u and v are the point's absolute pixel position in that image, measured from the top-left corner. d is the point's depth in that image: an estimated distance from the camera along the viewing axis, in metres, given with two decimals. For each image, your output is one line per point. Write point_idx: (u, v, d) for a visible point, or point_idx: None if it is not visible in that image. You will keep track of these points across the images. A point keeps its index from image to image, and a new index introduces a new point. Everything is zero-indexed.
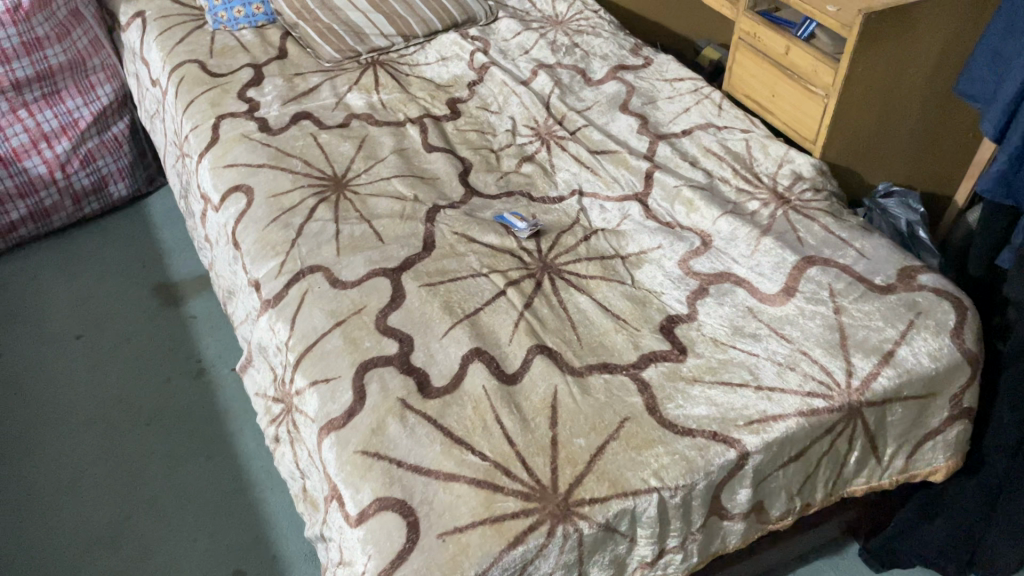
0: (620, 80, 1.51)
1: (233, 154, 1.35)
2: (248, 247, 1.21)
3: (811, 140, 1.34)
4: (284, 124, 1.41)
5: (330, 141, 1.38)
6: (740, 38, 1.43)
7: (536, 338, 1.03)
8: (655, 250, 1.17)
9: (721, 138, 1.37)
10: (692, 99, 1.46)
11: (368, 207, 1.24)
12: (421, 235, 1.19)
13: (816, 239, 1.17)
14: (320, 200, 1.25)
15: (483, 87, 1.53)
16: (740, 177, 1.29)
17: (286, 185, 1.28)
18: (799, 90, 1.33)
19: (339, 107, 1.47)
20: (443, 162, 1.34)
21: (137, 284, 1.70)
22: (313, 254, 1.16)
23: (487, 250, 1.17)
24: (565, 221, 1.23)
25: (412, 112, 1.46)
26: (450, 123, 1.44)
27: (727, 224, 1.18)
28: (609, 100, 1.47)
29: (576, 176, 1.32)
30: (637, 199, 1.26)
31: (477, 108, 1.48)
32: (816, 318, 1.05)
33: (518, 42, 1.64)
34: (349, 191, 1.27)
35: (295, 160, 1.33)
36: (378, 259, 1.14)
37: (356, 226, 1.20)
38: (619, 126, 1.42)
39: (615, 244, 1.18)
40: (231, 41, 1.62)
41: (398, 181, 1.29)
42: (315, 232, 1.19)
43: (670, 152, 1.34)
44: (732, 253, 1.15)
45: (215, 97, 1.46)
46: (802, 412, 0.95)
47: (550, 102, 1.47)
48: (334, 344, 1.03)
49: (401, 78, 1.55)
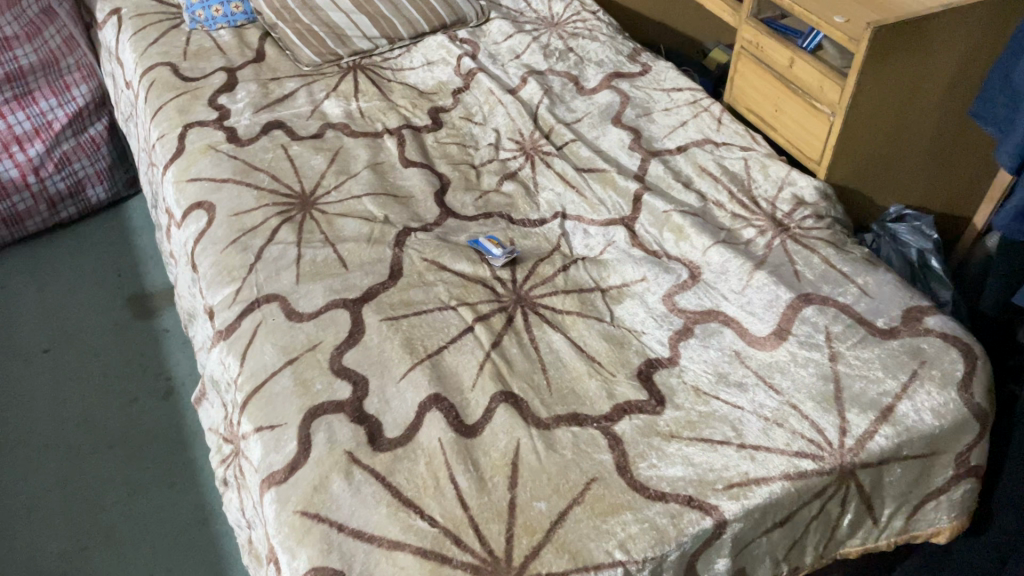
0: (615, 89, 1.42)
1: (198, 168, 1.27)
2: (205, 270, 1.13)
3: (816, 161, 1.24)
4: (254, 134, 1.33)
5: (301, 154, 1.29)
6: (742, 47, 1.32)
7: (501, 383, 0.94)
8: (639, 283, 1.08)
9: (718, 156, 1.27)
10: (689, 112, 1.36)
11: (335, 228, 1.16)
12: (388, 262, 1.11)
13: (814, 273, 1.07)
14: (283, 220, 1.17)
15: (468, 95, 1.44)
16: (736, 201, 1.19)
17: (250, 203, 1.20)
18: (803, 106, 1.23)
19: (315, 115, 1.38)
20: (419, 179, 1.26)
21: (111, 294, 1.64)
22: (270, 281, 1.08)
23: (458, 280, 1.09)
24: (544, 247, 1.15)
25: (391, 122, 1.38)
26: (430, 135, 1.35)
27: (717, 255, 1.09)
28: (601, 111, 1.38)
29: (559, 197, 1.23)
30: (623, 223, 1.17)
31: (460, 118, 1.39)
32: (809, 366, 0.96)
33: (510, 45, 1.55)
34: (316, 210, 1.19)
35: (262, 175, 1.25)
36: (339, 288, 1.07)
37: (319, 251, 1.12)
38: (610, 140, 1.33)
39: (596, 275, 1.09)
40: (208, 42, 1.54)
41: (369, 200, 1.21)
42: (275, 257, 1.11)
43: (661, 171, 1.25)
44: (722, 288, 1.06)
45: (184, 104, 1.39)
46: (789, 475, 0.86)
47: (538, 113, 1.38)
48: (283, 385, 0.95)
49: (382, 84, 1.46)
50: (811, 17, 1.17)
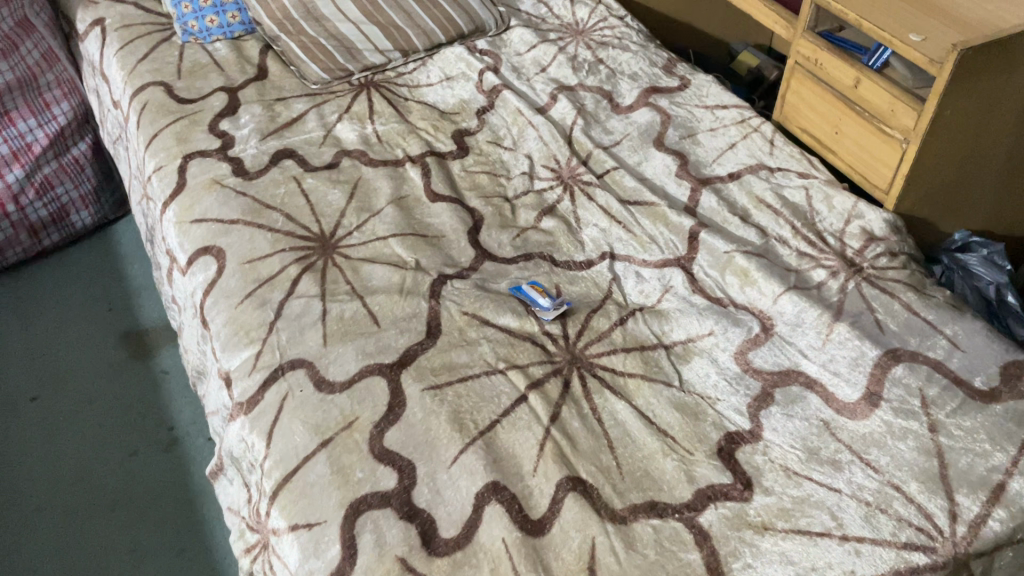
0: (653, 106, 1.31)
1: (203, 206, 1.15)
2: (218, 329, 1.01)
3: (883, 189, 1.14)
4: (263, 165, 1.21)
5: (317, 189, 1.18)
6: (796, 63, 1.22)
7: (567, 467, 0.83)
8: (706, 337, 0.97)
9: (775, 185, 1.16)
10: (738, 133, 1.25)
11: (361, 277, 1.04)
12: (424, 316, 0.99)
13: (897, 323, 0.97)
14: (303, 268, 1.05)
15: (493, 115, 1.32)
16: (802, 237, 1.09)
17: (264, 248, 1.08)
18: (869, 130, 1.13)
19: (327, 142, 1.27)
20: (449, 216, 1.14)
21: (102, 332, 1.51)
22: (294, 344, 0.96)
23: (503, 337, 0.98)
24: (595, 294, 1.04)
25: (412, 148, 1.26)
26: (456, 162, 1.24)
27: (790, 303, 0.99)
28: (642, 132, 1.27)
29: (604, 233, 1.12)
30: (679, 265, 1.06)
31: (487, 142, 1.27)
32: (908, 438, 0.86)
33: (534, 57, 1.43)
34: (339, 256, 1.08)
35: (275, 214, 1.13)
36: (373, 350, 0.95)
37: (345, 305, 1.00)
38: (653, 167, 1.22)
39: (657, 328, 0.98)
40: (203, 57, 1.41)
41: (397, 242, 1.10)
42: (296, 313, 1.00)
43: (715, 203, 1.14)
44: (799, 344, 0.96)
45: (182, 131, 1.26)
46: (899, 573, 0.75)
47: (572, 135, 1.27)
48: (319, 473, 0.84)
49: (399, 103, 1.34)
50: (882, 34, 1.05)
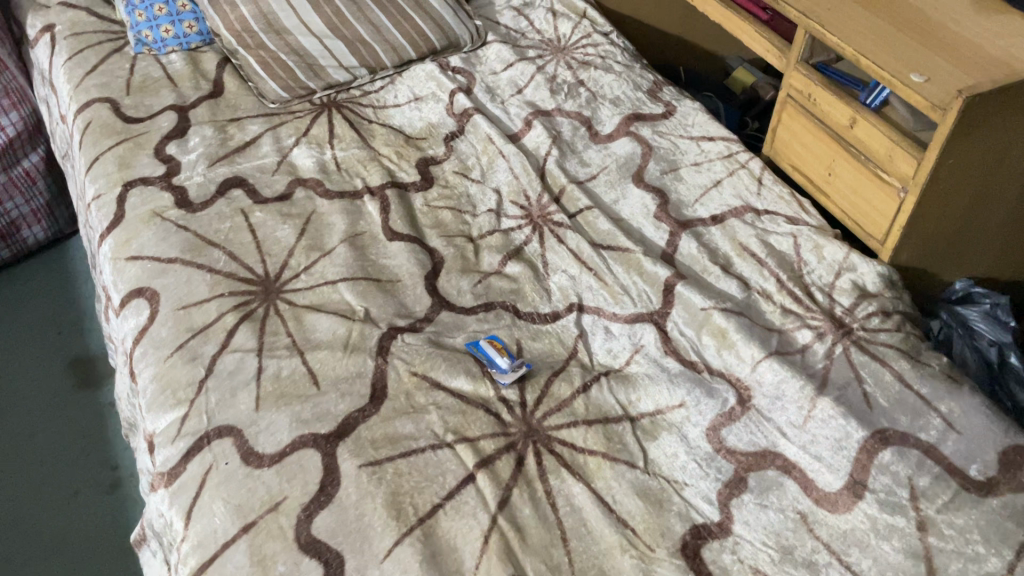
0: (634, 136, 1.21)
1: (140, 241, 1.06)
2: (145, 385, 0.93)
3: (879, 240, 1.05)
4: (208, 196, 1.12)
5: (265, 224, 1.09)
6: (788, 95, 1.12)
7: (512, 565, 0.75)
8: (676, 409, 0.88)
9: (761, 230, 1.07)
10: (724, 169, 1.16)
11: (304, 328, 0.96)
12: (369, 377, 0.91)
13: (887, 397, 0.89)
14: (241, 317, 0.96)
15: (462, 142, 1.23)
16: (787, 292, 1.00)
17: (202, 292, 1.00)
18: (865, 175, 1.03)
19: (281, 169, 1.17)
20: (407, 257, 1.05)
21: (50, 357, 1.43)
22: (223, 407, 0.88)
23: (454, 403, 0.89)
24: (558, 353, 0.95)
25: (372, 178, 1.16)
26: (419, 196, 1.15)
27: (771, 372, 0.90)
28: (620, 166, 1.18)
29: (573, 281, 1.03)
30: (652, 320, 0.98)
31: (454, 172, 1.18)
32: (893, 538, 0.77)
33: (510, 76, 1.33)
34: (282, 302, 0.99)
35: (217, 252, 1.05)
36: (308, 417, 0.87)
37: (283, 362, 0.92)
38: (630, 206, 1.13)
39: (623, 396, 0.90)
40: (155, 71, 1.31)
41: (346, 288, 1.01)
42: (229, 370, 0.91)
43: (695, 249, 1.05)
44: (777, 420, 0.87)
45: (125, 154, 1.17)
46: None
47: (544, 167, 1.17)
48: (237, 564, 0.76)
49: (362, 126, 1.25)
50: (881, 73, 0.96)
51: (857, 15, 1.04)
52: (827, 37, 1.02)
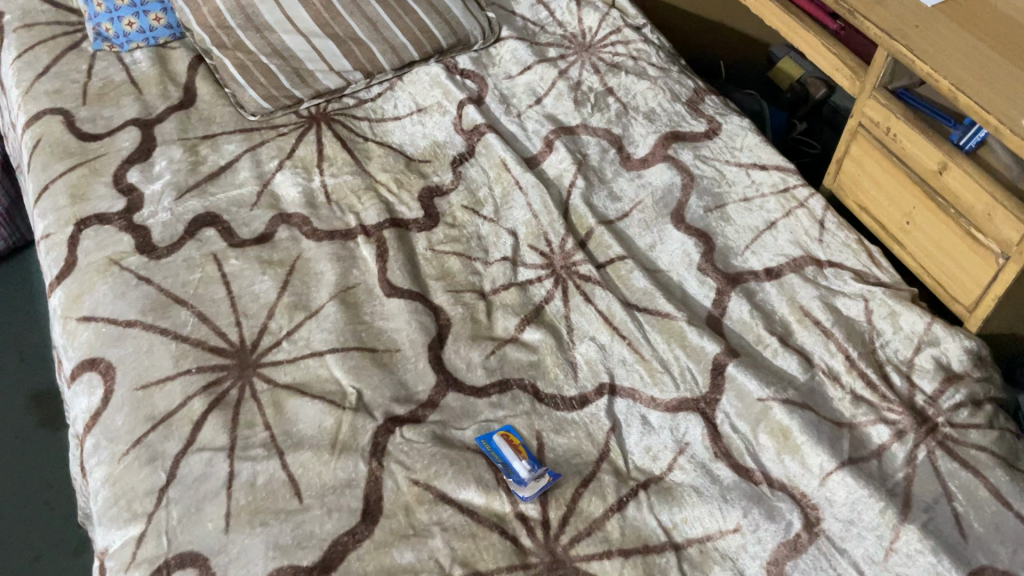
0: (673, 162, 1.03)
1: (95, 297, 0.90)
2: (96, 488, 0.78)
3: (966, 306, 0.88)
4: (175, 238, 0.95)
5: (241, 274, 0.93)
6: (860, 124, 0.95)
7: None
8: (730, 536, 0.74)
9: (826, 289, 0.91)
10: (778, 207, 0.99)
11: (285, 419, 0.81)
12: (363, 487, 0.76)
13: (982, 522, 0.73)
14: (211, 403, 0.81)
15: (472, 167, 1.06)
16: (858, 373, 0.84)
17: (165, 366, 0.84)
18: (953, 231, 0.86)
19: (261, 201, 1.00)
20: (407, 320, 0.89)
21: (9, 392, 1.28)
22: (187, 527, 0.74)
23: (463, 523, 0.74)
24: (587, 452, 0.80)
25: (367, 214, 1.00)
26: (422, 237, 0.98)
27: (843, 489, 0.75)
28: (657, 201, 1.00)
29: (604, 353, 0.88)
30: (698, 409, 0.82)
31: (463, 207, 1.01)
32: None
33: (528, 82, 1.16)
34: (259, 380, 0.84)
35: (185, 313, 0.89)
36: (289, 542, 0.72)
37: (259, 466, 0.77)
38: (669, 253, 0.96)
39: (666, 516, 0.75)
40: (118, 74, 1.13)
41: (336, 363, 0.85)
42: (194, 477, 0.76)
43: (747, 313, 0.89)
44: (852, 553, 0.72)
45: (78, 183, 1.00)
46: None
47: (568, 203, 1.01)
48: None
49: (356, 145, 1.08)
50: (985, 116, 0.78)
51: (952, 35, 0.86)
52: (915, 64, 0.84)
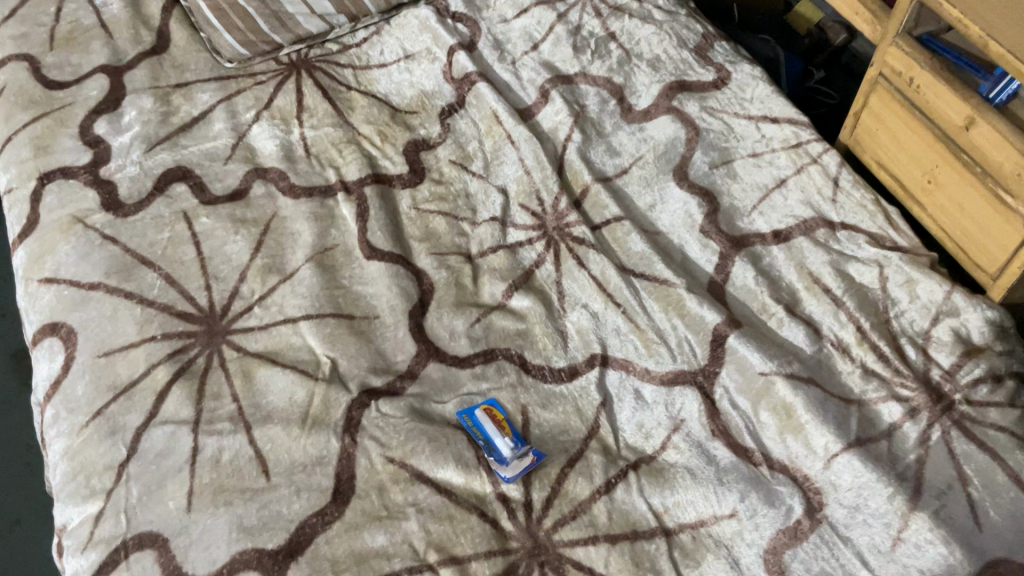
0: (677, 115, 0.96)
1: (57, 257, 0.85)
2: (57, 462, 0.74)
3: (989, 273, 0.81)
4: (143, 194, 0.90)
5: (212, 234, 0.87)
6: (881, 74, 0.87)
7: None
8: (726, 522, 0.69)
9: (838, 254, 0.84)
10: (789, 163, 0.92)
11: (255, 391, 0.76)
12: (335, 464, 0.72)
13: (999, 509, 0.68)
14: (176, 372, 0.77)
15: (461, 119, 0.99)
16: (869, 346, 0.78)
17: (128, 332, 0.79)
18: (977, 192, 0.79)
19: (237, 154, 0.94)
20: (387, 284, 0.84)
21: None
22: (148, 505, 0.69)
23: (440, 504, 0.70)
24: (574, 429, 0.76)
25: (348, 169, 0.93)
26: (407, 194, 0.92)
27: (849, 472, 0.69)
28: (659, 155, 0.94)
29: (597, 322, 0.82)
30: (695, 384, 0.77)
31: (451, 162, 0.95)
32: None
33: (524, 25, 1.08)
34: (229, 349, 0.79)
35: (151, 275, 0.83)
36: (254, 524, 0.68)
37: (225, 441, 0.73)
38: (670, 213, 0.90)
39: (658, 500, 0.70)
40: (87, 16, 1.06)
41: (311, 330, 0.80)
42: (156, 452, 0.72)
43: (752, 280, 0.83)
44: (857, 542, 0.67)
45: (43, 134, 0.94)
46: None
47: (563, 158, 0.94)
48: None
49: (338, 95, 1.01)
50: (1019, 66, 0.70)
51: None
52: (944, 8, 0.77)
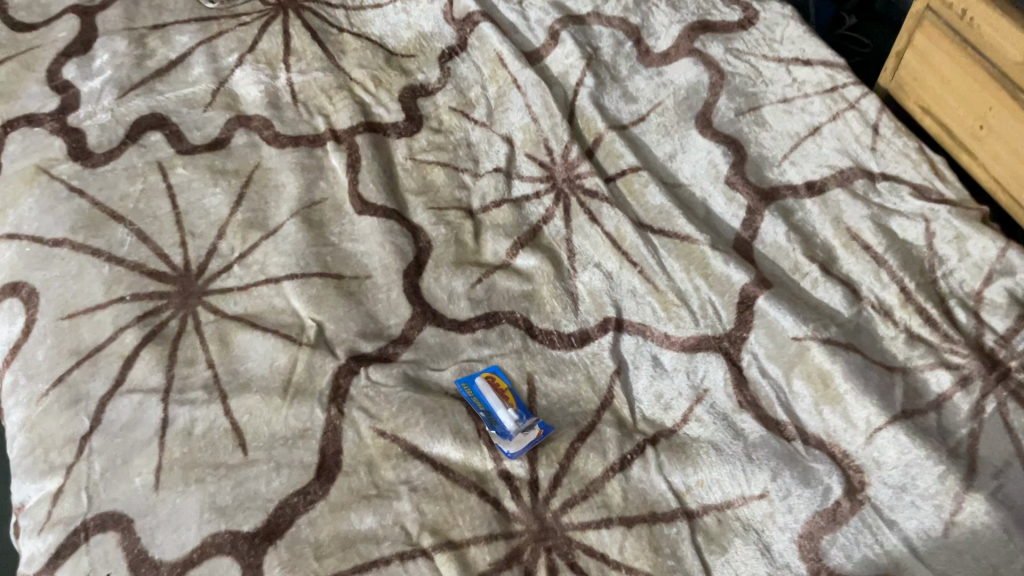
0: (700, 57, 0.87)
1: (18, 210, 0.77)
2: (13, 434, 0.66)
3: None
4: (114, 143, 0.82)
5: (188, 186, 0.79)
6: (930, 6, 0.79)
7: None
8: (755, 503, 0.61)
9: (879, 208, 0.76)
10: (824, 109, 0.83)
11: (232, 357, 0.69)
12: (320, 438, 0.65)
13: None
14: (146, 337, 0.69)
15: (463, 64, 0.91)
16: (915, 309, 0.70)
17: (95, 293, 0.72)
18: None
19: (217, 101, 0.86)
20: (380, 241, 0.76)
21: None
22: (112, 482, 0.62)
23: (436, 483, 0.63)
24: (586, 400, 0.68)
25: (338, 117, 0.85)
26: (402, 144, 0.84)
27: (894, 449, 0.62)
28: (679, 102, 0.85)
29: (611, 282, 0.74)
30: (720, 350, 0.69)
31: (451, 109, 0.87)
32: None
33: None
34: (205, 310, 0.72)
35: (122, 230, 0.76)
36: (228, 503, 0.61)
37: (198, 412, 0.66)
38: (691, 164, 0.81)
39: (679, 478, 0.63)
40: None
41: (295, 291, 0.73)
42: (122, 424, 0.65)
43: (783, 236, 0.75)
44: (904, 526, 0.60)
45: (6, 79, 0.86)
46: None
47: (574, 105, 0.86)
48: None
49: (329, 37, 0.93)
50: None
51: None
52: None
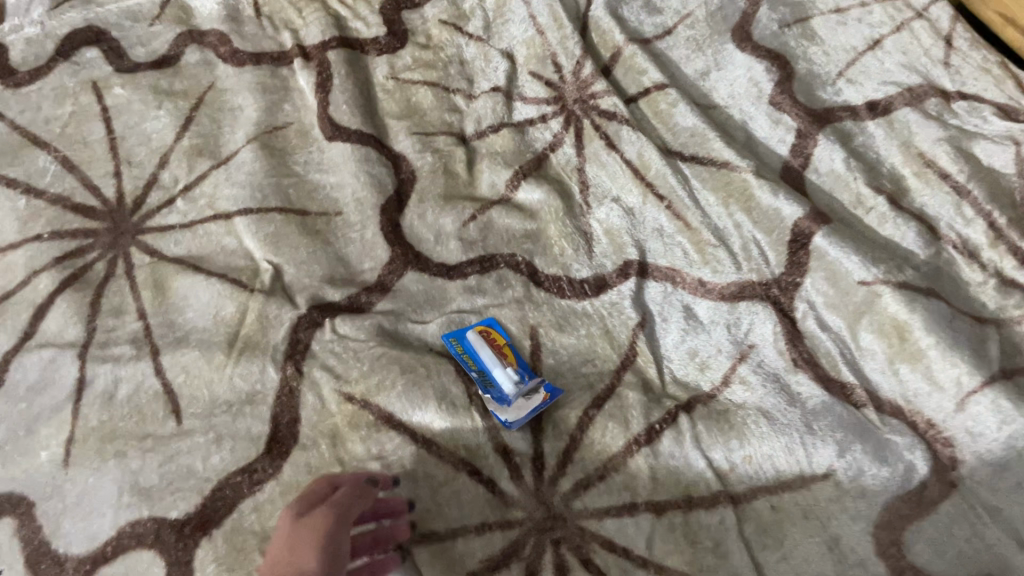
0: None
1: None
2: None
3: None
4: (42, 60, 0.69)
5: (127, 109, 0.67)
6: None
7: None
8: (819, 485, 0.49)
9: (958, 129, 0.63)
10: (886, 18, 0.70)
11: (169, 306, 0.56)
12: (272, 404, 0.52)
13: None
14: (65, 281, 0.57)
15: None
16: (1008, 249, 0.57)
17: (6, 231, 0.59)
18: None
19: (166, 13, 0.73)
20: (353, 171, 0.63)
21: None
22: (11, 458, 0.50)
23: (415, 459, 0.50)
24: (603, 358, 0.55)
25: (308, 31, 0.72)
26: (383, 62, 0.71)
27: (994, 418, 0.48)
28: (712, 12, 0.71)
29: (632, 219, 0.61)
30: (768, 298, 0.56)
31: (442, 23, 0.73)
32: None
33: None
34: (138, 251, 0.59)
35: (43, 158, 0.63)
36: (154, 484, 0.49)
37: (122, 371, 0.53)
38: (728, 82, 0.68)
39: (720, 454, 0.50)
40: None
41: (249, 229, 0.60)
42: (29, 386, 0.53)
43: (841, 163, 0.61)
44: (1010, 514, 0.47)
45: None
46: None
47: (588, 16, 0.72)
48: None
49: None
50: None
51: None
52: None
